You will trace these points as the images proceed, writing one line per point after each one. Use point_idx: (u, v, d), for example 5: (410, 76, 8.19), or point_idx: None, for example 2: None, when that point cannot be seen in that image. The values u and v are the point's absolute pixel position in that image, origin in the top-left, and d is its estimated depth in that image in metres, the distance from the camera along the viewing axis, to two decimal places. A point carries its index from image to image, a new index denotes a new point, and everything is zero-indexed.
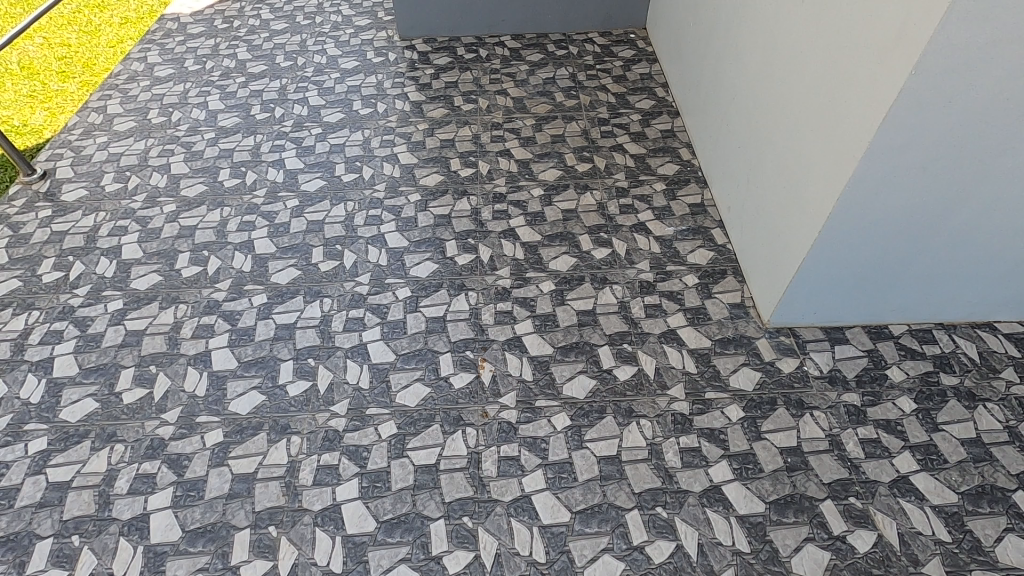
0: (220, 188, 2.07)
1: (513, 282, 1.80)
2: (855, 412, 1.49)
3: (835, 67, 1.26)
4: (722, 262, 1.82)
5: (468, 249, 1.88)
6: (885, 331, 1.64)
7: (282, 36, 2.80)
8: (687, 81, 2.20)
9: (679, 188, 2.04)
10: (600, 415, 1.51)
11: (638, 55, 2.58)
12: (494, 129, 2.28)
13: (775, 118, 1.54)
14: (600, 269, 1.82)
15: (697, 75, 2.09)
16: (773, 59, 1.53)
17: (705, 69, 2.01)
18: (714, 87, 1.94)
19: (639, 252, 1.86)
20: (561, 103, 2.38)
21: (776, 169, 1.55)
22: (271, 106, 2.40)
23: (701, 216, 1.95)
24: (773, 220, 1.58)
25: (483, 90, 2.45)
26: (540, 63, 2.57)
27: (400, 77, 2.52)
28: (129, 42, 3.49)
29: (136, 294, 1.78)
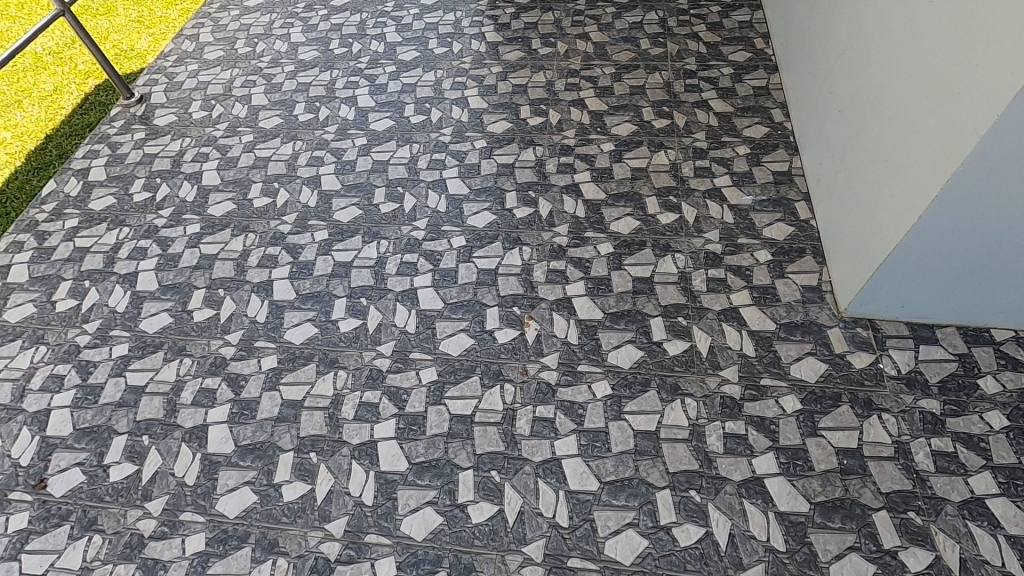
0: (295, 122, 2.16)
1: (570, 241, 1.75)
2: (932, 421, 1.34)
3: (968, 18, 1.07)
4: (801, 240, 1.66)
5: (526, 203, 1.85)
6: (985, 336, 1.44)
7: None
8: (791, 32, 1.97)
9: (766, 154, 1.86)
10: (643, 389, 1.46)
11: (739, 0, 2.32)
12: (570, 76, 2.16)
13: (886, 79, 1.34)
14: (663, 235, 1.73)
15: (804, 24, 1.86)
16: (893, 8, 1.32)
17: (813, 16, 1.78)
18: (821, 38, 1.72)
19: (709, 221, 1.74)
20: (645, 51, 2.20)
21: (878, 140, 1.37)
22: (349, 41, 2.43)
23: (785, 186, 1.78)
24: (867, 198, 1.41)
25: (563, 33, 2.31)
26: (629, 5, 2.37)
27: (478, 15, 2.43)
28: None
29: (211, 220, 1.91)
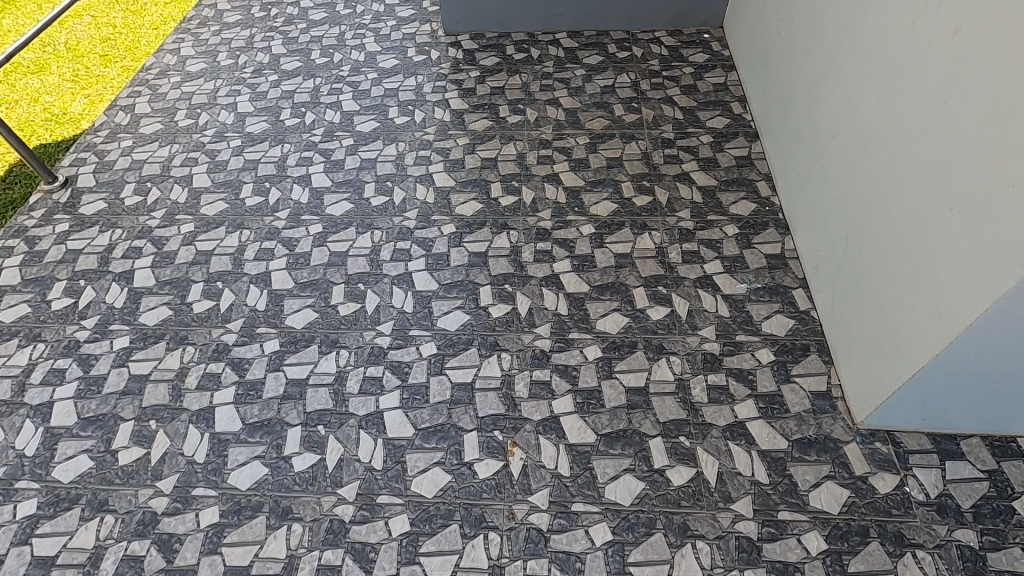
0: (242, 207, 2.03)
1: (553, 345, 1.67)
2: (972, 558, 1.27)
3: (991, 149, 0.99)
4: (804, 335, 1.61)
5: (504, 299, 1.76)
6: (1012, 446, 1.40)
7: (320, 28, 2.67)
8: (769, 107, 1.92)
9: (758, 235, 1.80)
10: (648, 532, 1.37)
11: (711, 61, 2.25)
12: (542, 147, 2.08)
13: (885, 192, 1.28)
14: (655, 335, 1.66)
15: (786, 96, 1.79)
16: (895, 106, 1.24)
17: (797, 91, 1.71)
18: (806, 116, 1.64)
19: (703, 315, 1.68)
20: (619, 118, 2.12)
21: (882, 253, 1.31)
22: (301, 110, 2.30)
23: (780, 271, 1.73)
24: (875, 310, 1.34)
25: (532, 98, 2.21)
26: (599, 67, 2.28)
27: (441, 80, 2.32)
28: (171, 25, 3.37)
29: (143, 331, 1.78)
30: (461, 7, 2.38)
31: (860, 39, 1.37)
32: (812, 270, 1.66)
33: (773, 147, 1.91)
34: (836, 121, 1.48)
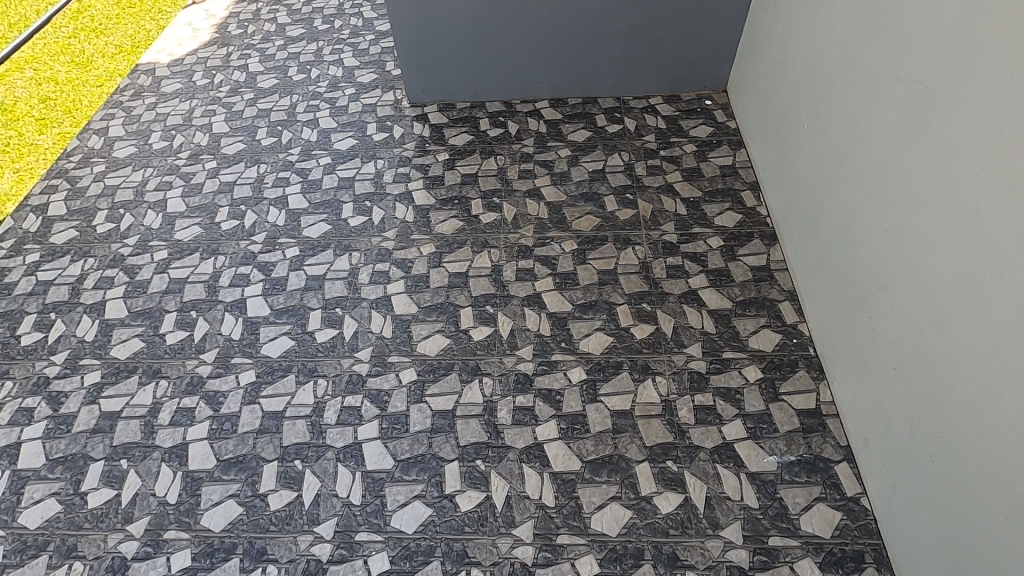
0: (160, 348, 1.70)
1: (538, 559, 1.28)
2: None
3: None
4: (854, 541, 1.23)
5: (477, 483, 1.39)
6: None
7: (269, 99, 2.33)
8: (790, 220, 1.57)
9: (785, 380, 1.44)
10: None
11: (716, 135, 1.89)
12: (522, 256, 1.74)
13: (985, 405, 0.92)
14: (667, 539, 1.28)
15: (808, 198, 1.45)
16: (995, 295, 0.89)
17: (824, 196, 1.37)
18: (838, 233, 1.31)
19: (725, 504, 1.31)
20: (612, 215, 1.76)
21: (984, 487, 0.94)
22: (241, 209, 1.98)
23: (817, 438, 1.36)
24: (980, 560, 0.97)
25: (509, 189, 1.86)
26: (585, 145, 1.93)
27: (404, 165, 1.99)
28: (115, 81, 2.56)
29: (20, 539, 1.41)
30: (424, 75, 2.06)
31: (926, 163, 1.03)
32: (856, 431, 1.31)
33: (791, 258, 1.56)
34: (886, 250, 1.15)
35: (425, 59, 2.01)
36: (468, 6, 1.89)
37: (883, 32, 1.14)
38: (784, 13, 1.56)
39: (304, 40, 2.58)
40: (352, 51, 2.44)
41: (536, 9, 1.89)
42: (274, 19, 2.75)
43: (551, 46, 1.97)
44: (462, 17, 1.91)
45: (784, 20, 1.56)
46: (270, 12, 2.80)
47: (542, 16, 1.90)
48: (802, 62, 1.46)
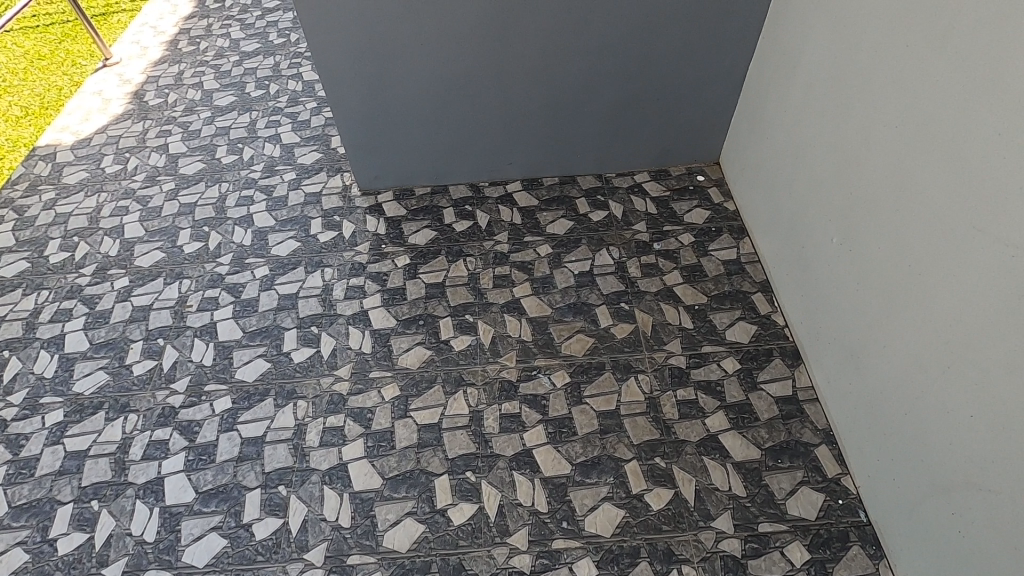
0: (51, 560, 1.18)
1: None
2: None
3: None
4: None
5: None
6: None
7: (193, 189, 1.89)
8: (824, 326, 1.27)
9: (837, 563, 1.08)
10: None
11: (714, 220, 1.65)
12: (505, 395, 1.33)
13: None
14: None
15: (846, 307, 1.19)
16: None
17: (870, 307, 1.11)
18: (895, 357, 1.04)
19: None
20: (607, 331, 1.43)
21: None
22: (158, 344, 1.49)
23: None
24: None
25: (484, 301, 1.51)
26: (567, 238, 1.64)
27: (357, 273, 1.60)
28: (17, 164, 2.07)
29: None
30: (378, 161, 1.76)
31: None
32: None
33: (824, 382, 1.27)
34: (975, 390, 0.87)
35: (375, 139, 1.71)
36: (428, 86, 1.60)
37: (935, 115, 0.93)
38: (790, 87, 1.37)
39: (234, 109, 2.19)
40: (291, 123, 2.09)
41: (507, 87, 1.62)
42: (199, 83, 2.34)
43: (525, 124, 1.71)
44: (420, 98, 1.63)
45: (790, 98, 1.36)
46: (194, 75, 2.39)
47: (514, 93, 1.64)
48: (821, 145, 1.24)
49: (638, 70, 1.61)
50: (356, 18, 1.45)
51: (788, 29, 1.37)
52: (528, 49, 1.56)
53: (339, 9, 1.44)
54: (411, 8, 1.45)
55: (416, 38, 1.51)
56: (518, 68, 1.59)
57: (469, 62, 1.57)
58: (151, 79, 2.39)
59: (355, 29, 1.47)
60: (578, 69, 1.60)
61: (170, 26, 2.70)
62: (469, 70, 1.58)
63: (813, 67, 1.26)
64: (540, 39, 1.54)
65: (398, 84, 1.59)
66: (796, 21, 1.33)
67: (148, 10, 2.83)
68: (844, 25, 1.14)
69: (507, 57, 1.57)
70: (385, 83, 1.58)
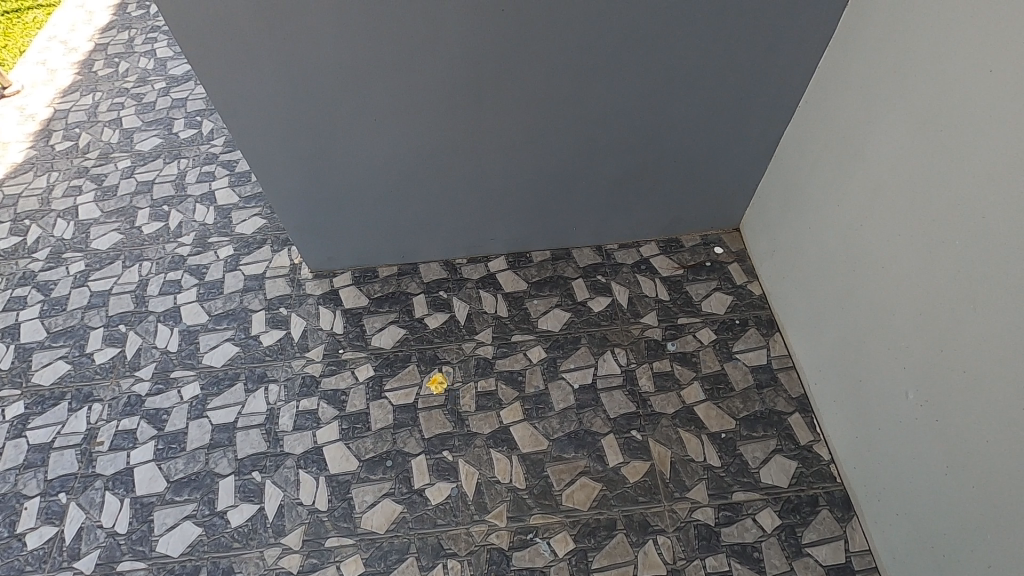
0: None
1: None
2: None
3: None
4: None
5: None
6: None
7: (106, 270, 1.56)
8: (888, 488, 1.02)
9: None
10: None
11: (738, 308, 1.38)
12: (494, 569, 1.09)
13: None
14: None
15: (924, 485, 0.94)
16: None
17: (968, 506, 0.85)
18: None
19: None
20: (615, 473, 1.18)
21: None
22: (59, 502, 1.20)
23: None
24: None
25: (465, 431, 1.24)
26: (562, 337, 1.36)
27: (308, 391, 1.31)
28: None
29: None
30: (329, 242, 1.44)
31: None
32: None
33: (886, 554, 1.04)
34: None
35: (323, 221, 1.39)
36: (383, 164, 1.27)
37: None
38: (841, 178, 1.06)
39: (159, 157, 1.83)
40: (227, 176, 1.75)
41: (484, 163, 1.30)
42: (116, 119, 1.96)
43: (507, 200, 1.39)
44: (373, 178, 1.30)
45: (842, 192, 1.06)
46: (111, 108, 2.01)
47: (492, 169, 1.31)
48: (890, 271, 0.96)
49: (647, 141, 1.28)
50: (279, 91, 1.11)
51: (842, 102, 1.05)
52: (508, 124, 1.22)
53: (254, 81, 1.09)
54: (351, 78, 1.11)
55: (360, 113, 1.17)
56: (496, 144, 1.26)
57: (433, 138, 1.23)
58: (58, 114, 2.01)
59: (279, 103, 1.13)
60: (569, 140, 1.27)
61: (83, 41, 2.28)
62: (434, 147, 1.25)
63: (881, 166, 0.95)
64: (524, 111, 1.20)
65: (345, 164, 1.26)
66: (855, 97, 1.01)
67: (58, 19, 2.40)
68: (938, 128, 0.83)
69: (481, 132, 1.23)
70: (326, 162, 1.25)
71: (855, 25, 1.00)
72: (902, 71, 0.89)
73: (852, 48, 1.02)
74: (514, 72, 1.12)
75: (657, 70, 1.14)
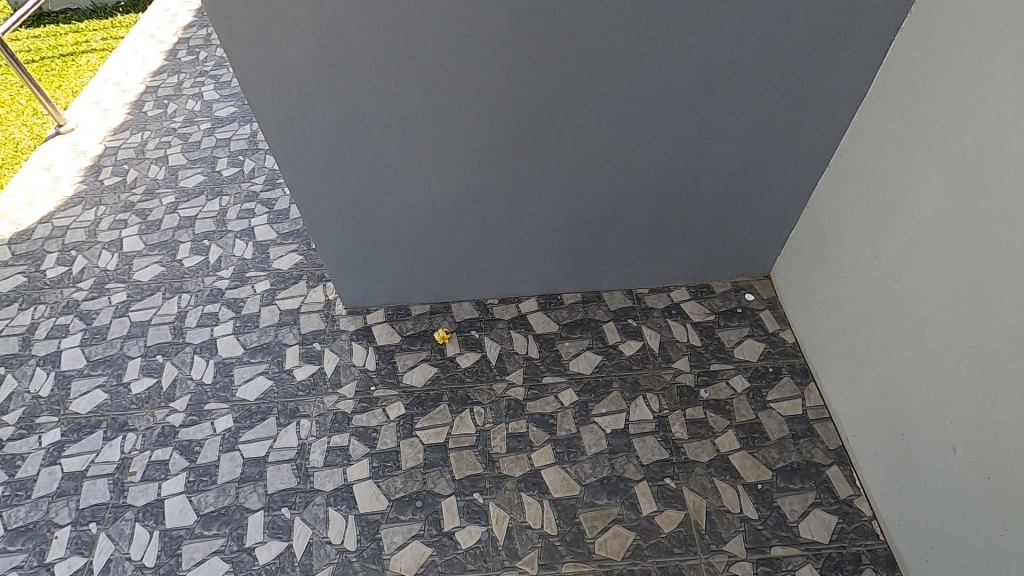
0: None
1: None
2: None
3: None
4: None
5: None
6: None
7: (147, 301, 1.61)
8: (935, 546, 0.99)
9: None
10: None
11: (770, 356, 1.37)
12: None
13: None
14: None
15: (975, 544, 0.91)
16: None
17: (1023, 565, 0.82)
18: None
19: None
20: (649, 522, 1.15)
21: None
22: (90, 532, 1.20)
23: None
24: None
25: (496, 474, 1.23)
26: (593, 380, 1.36)
27: (340, 427, 1.32)
28: None
29: None
30: (366, 280, 1.47)
31: None
32: None
33: None
34: None
35: (362, 259, 1.43)
36: (423, 206, 1.31)
37: None
38: (879, 228, 1.07)
39: (202, 194, 1.90)
40: (266, 213, 1.81)
41: (521, 208, 1.33)
42: (163, 157, 2.05)
43: (542, 244, 1.42)
44: (413, 219, 1.34)
45: (879, 241, 1.08)
46: (158, 146, 2.10)
47: (528, 213, 1.34)
48: (933, 319, 0.96)
49: (683, 190, 1.31)
50: (329, 136, 1.16)
51: (878, 156, 1.08)
52: (546, 170, 1.25)
53: (306, 127, 1.14)
54: (399, 125, 1.15)
55: (405, 158, 1.21)
56: (534, 190, 1.29)
57: (474, 183, 1.27)
58: (108, 151, 2.10)
59: (329, 148, 1.18)
60: (605, 188, 1.30)
61: (135, 84, 2.41)
62: (474, 191, 1.29)
63: (920, 216, 0.97)
64: (563, 158, 1.23)
65: (387, 206, 1.31)
66: (892, 149, 1.04)
67: (113, 62, 2.55)
68: (979, 184, 0.85)
69: (521, 177, 1.26)
70: (369, 204, 1.30)
71: (891, 82, 1.05)
72: (938, 124, 0.92)
73: (888, 104, 1.05)
74: (556, 123, 1.16)
75: (695, 123, 1.18)
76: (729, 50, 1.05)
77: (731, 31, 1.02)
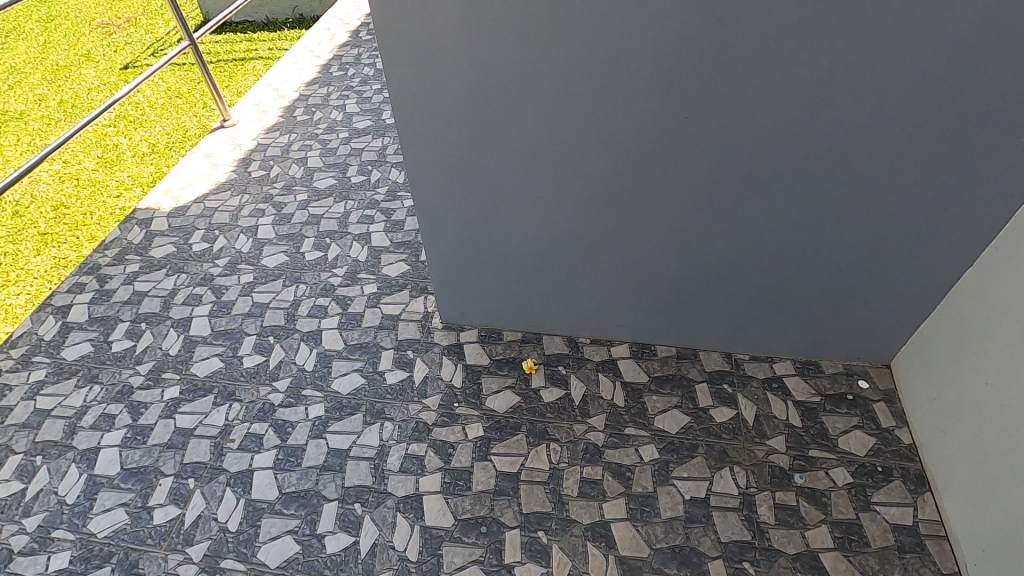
0: None
1: None
2: None
3: None
4: None
5: None
6: None
7: (269, 286, 1.76)
8: None
9: None
10: None
11: (881, 454, 1.25)
12: None
13: None
14: None
15: None
16: None
17: None
18: None
19: None
20: None
21: None
22: (188, 485, 1.32)
23: None
24: None
25: (564, 516, 1.21)
26: (678, 441, 1.30)
27: (420, 436, 1.36)
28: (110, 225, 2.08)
29: None
30: (467, 300, 1.53)
31: None
32: None
33: None
34: None
35: (467, 279, 1.48)
36: (535, 238, 1.35)
37: None
38: None
39: (331, 195, 2.07)
40: (384, 222, 1.93)
41: (630, 254, 1.33)
42: (303, 158, 2.27)
43: (645, 292, 1.40)
44: (522, 247, 1.38)
45: None
46: (301, 148, 2.33)
47: (637, 260, 1.34)
48: None
49: (805, 261, 1.25)
50: (460, 160, 1.23)
51: None
52: (664, 221, 1.25)
53: (442, 150, 1.22)
54: (527, 159, 1.20)
55: (527, 189, 1.25)
56: (646, 238, 1.29)
57: (587, 222, 1.29)
58: (259, 147, 2.36)
59: (460, 172, 1.25)
60: (722, 247, 1.27)
61: (291, 90, 2.70)
62: (587, 231, 1.31)
63: None
64: (684, 212, 1.22)
65: (501, 233, 1.36)
66: None
67: (275, 70, 2.87)
68: None
69: (636, 223, 1.27)
70: (484, 229, 1.35)
71: None
72: None
73: None
74: (681, 174, 1.16)
75: (830, 194, 1.13)
76: (879, 122, 1.01)
77: (886, 105, 0.98)
